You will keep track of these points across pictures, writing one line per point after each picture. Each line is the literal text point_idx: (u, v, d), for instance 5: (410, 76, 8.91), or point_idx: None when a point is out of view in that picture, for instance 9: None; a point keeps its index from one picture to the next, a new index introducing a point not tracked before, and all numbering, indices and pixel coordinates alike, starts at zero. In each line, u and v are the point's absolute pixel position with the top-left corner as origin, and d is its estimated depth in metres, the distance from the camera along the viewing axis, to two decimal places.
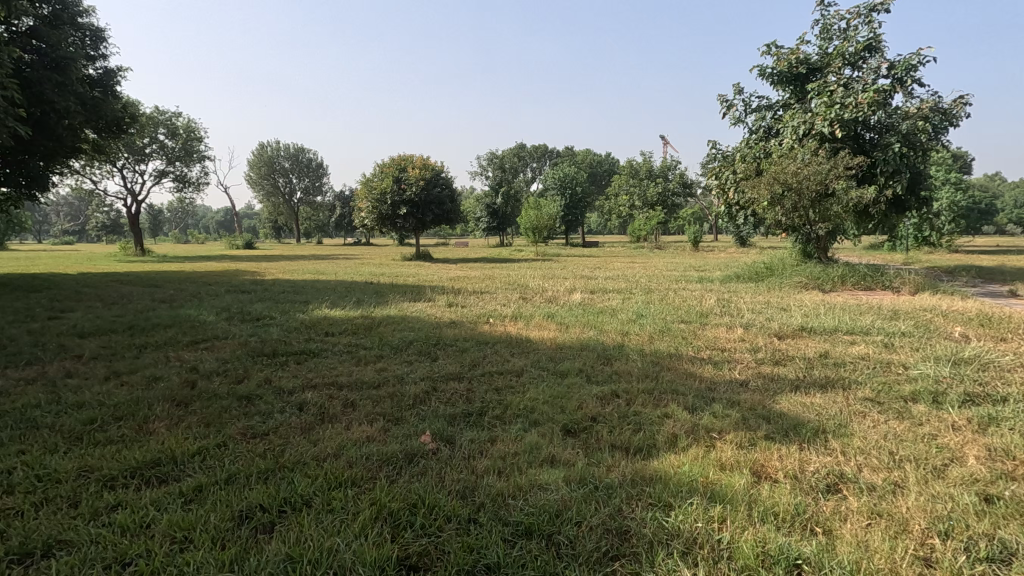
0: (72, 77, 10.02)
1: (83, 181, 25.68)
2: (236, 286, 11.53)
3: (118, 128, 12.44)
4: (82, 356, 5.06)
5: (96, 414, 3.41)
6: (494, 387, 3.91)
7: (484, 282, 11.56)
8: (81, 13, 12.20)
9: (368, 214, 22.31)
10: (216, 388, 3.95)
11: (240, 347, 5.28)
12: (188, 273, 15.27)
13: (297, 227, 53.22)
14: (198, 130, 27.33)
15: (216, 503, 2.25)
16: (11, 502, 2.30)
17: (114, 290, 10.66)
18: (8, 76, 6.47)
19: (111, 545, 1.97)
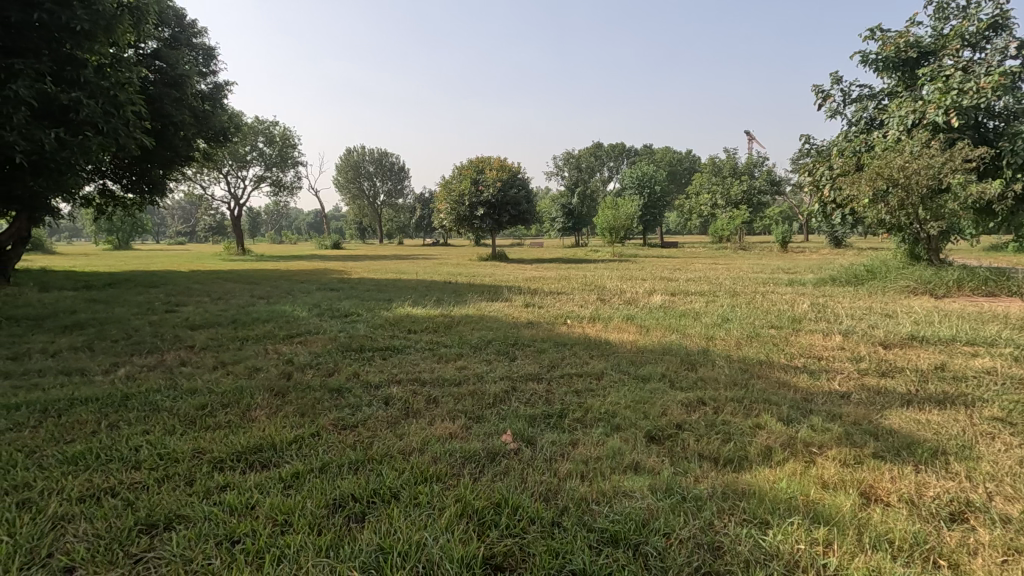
0: (186, 92, 11.04)
1: (195, 188, 28.32)
2: (326, 284, 12.25)
3: (224, 138, 13.57)
4: (194, 347, 5.55)
5: (207, 400, 3.72)
6: (573, 389, 3.86)
7: (561, 283, 11.52)
8: (196, 35, 13.48)
9: (447, 215, 22.92)
10: (310, 380, 4.20)
11: (330, 342, 5.58)
12: (283, 272, 16.38)
13: (380, 228, 55.65)
14: (293, 138, 29.30)
15: (313, 490, 2.38)
16: (139, 476, 2.55)
17: (221, 286, 11.63)
18: (136, 94, 7.21)
19: (221, 523, 2.13)
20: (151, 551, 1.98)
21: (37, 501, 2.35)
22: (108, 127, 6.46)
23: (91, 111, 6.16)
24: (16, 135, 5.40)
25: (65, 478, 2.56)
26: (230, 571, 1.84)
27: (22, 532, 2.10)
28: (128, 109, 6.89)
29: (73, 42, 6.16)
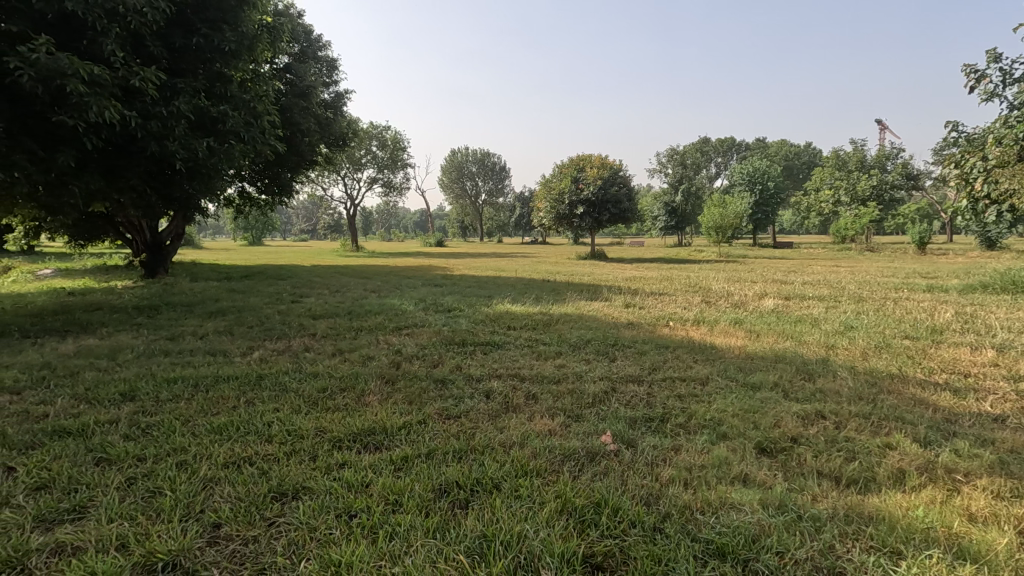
0: (312, 101, 12.05)
1: (317, 189, 30.93)
2: (430, 279, 12.80)
3: (343, 143, 14.65)
4: (315, 335, 6.07)
5: (327, 383, 4.06)
6: (676, 394, 3.73)
7: (663, 284, 11.15)
8: (321, 48, 14.67)
9: (547, 214, 23.10)
10: (417, 370, 4.44)
11: (435, 335, 5.83)
12: (392, 268, 17.38)
13: (480, 226, 57.24)
14: (403, 141, 30.97)
15: (420, 474, 2.51)
16: (271, 449, 2.85)
17: (338, 280, 12.60)
18: (271, 104, 7.99)
19: (340, 497, 2.32)
20: (282, 516, 2.21)
21: (191, 463, 2.71)
22: (248, 135, 7.24)
23: (235, 121, 6.93)
24: (177, 145, 6.20)
25: (212, 445, 2.92)
26: (349, 541, 1.99)
27: (180, 488, 2.43)
28: (264, 118, 7.65)
29: (222, 61, 6.97)
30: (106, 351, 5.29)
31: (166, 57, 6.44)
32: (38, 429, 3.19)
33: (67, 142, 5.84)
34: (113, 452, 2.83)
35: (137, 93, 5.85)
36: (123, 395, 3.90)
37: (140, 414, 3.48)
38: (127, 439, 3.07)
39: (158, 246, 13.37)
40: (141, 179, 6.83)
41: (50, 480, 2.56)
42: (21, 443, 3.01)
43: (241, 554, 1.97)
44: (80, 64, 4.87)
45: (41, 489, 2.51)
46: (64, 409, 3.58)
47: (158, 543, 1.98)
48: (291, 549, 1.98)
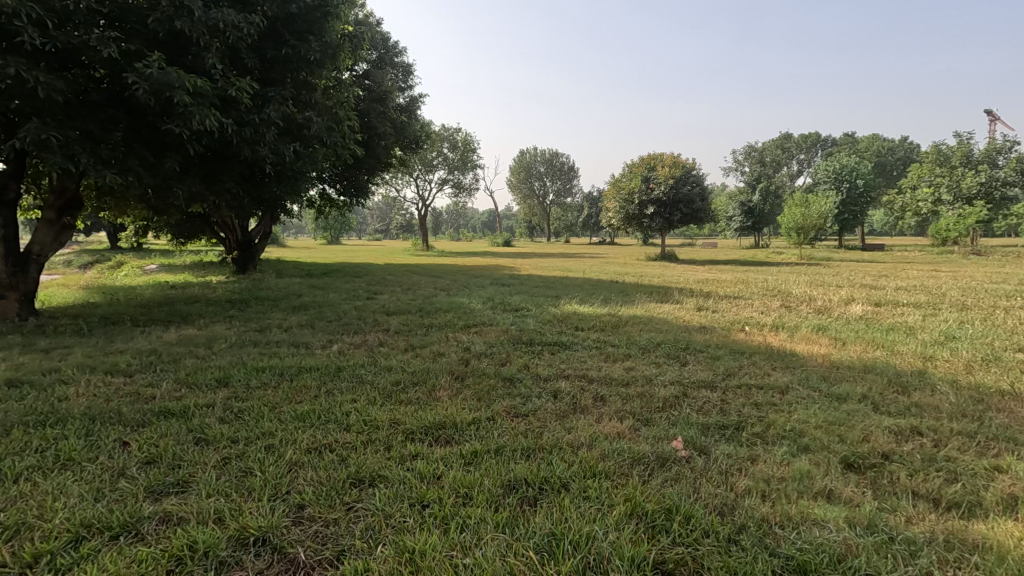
0: (388, 106, 12.51)
1: (391, 190, 32.10)
2: (497, 279, 12.98)
3: (416, 145, 15.11)
4: (389, 330, 6.31)
5: (400, 377, 4.21)
6: (753, 402, 3.57)
7: (738, 287, 10.71)
8: (397, 54, 15.20)
9: (616, 214, 22.82)
10: (486, 367, 4.52)
11: (502, 334, 5.90)
12: (461, 267, 17.73)
13: (548, 227, 57.21)
14: (473, 143, 31.50)
15: (489, 470, 2.56)
16: (349, 437, 3.00)
17: (409, 278, 13.00)
18: (351, 110, 8.38)
19: (413, 488, 2.40)
20: (360, 502, 2.32)
21: (278, 447, 2.90)
22: (329, 140, 7.63)
23: (319, 126, 7.32)
24: (267, 150, 6.64)
25: (297, 431, 3.12)
26: (422, 530, 2.07)
27: (269, 470, 2.60)
28: (345, 123, 8.03)
29: (308, 69, 7.38)
30: (203, 340, 5.76)
31: (259, 68, 6.89)
32: (148, 409, 3.53)
33: (172, 148, 6.40)
34: (210, 433, 3.08)
35: (233, 102, 6.30)
36: (218, 381, 4.24)
37: (234, 399, 3.77)
38: (222, 422, 3.33)
39: (248, 244, 14.37)
40: (235, 182, 7.37)
41: (159, 455, 2.83)
42: (134, 421, 3.34)
43: (323, 535, 2.08)
44: (186, 77, 5.32)
45: (151, 463, 2.77)
46: (169, 392, 3.94)
47: (250, 520, 2.14)
48: (368, 533, 2.08)
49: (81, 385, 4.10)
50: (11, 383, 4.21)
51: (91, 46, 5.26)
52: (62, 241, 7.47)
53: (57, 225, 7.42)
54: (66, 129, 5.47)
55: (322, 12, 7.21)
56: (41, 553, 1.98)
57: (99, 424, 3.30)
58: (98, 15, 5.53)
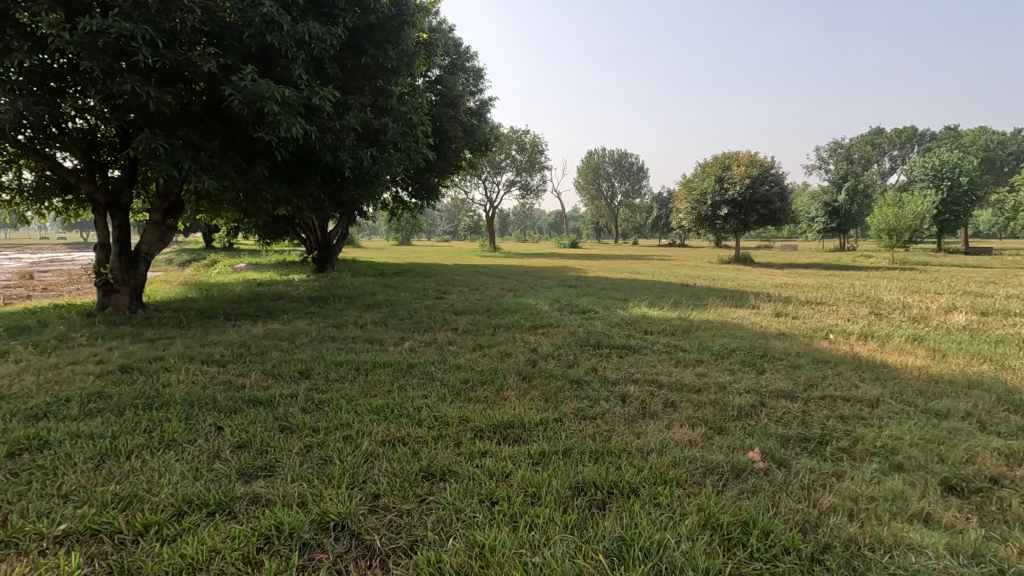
0: (459, 109, 12.78)
1: (460, 192, 32.81)
2: (564, 280, 12.94)
3: (485, 148, 15.35)
4: (458, 329, 6.44)
5: (469, 376, 4.30)
6: (838, 415, 3.35)
7: (821, 292, 10.09)
8: (469, 59, 15.49)
9: (687, 216, 22.30)
10: (553, 368, 4.52)
11: (570, 336, 5.89)
12: (527, 268, 17.80)
13: (615, 228, 56.32)
14: (541, 144, 31.56)
15: (557, 471, 2.55)
16: (421, 432, 3.10)
17: (477, 278, 13.21)
18: (424, 114, 8.63)
19: (482, 485, 2.44)
20: (431, 495, 2.39)
21: (355, 438, 3.04)
22: (404, 144, 7.90)
23: (394, 131, 7.61)
24: (346, 155, 6.97)
25: (372, 423, 3.25)
26: (491, 526, 2.10)
27: (347, 459, 2.74)
28: (418, 127, 8.29)
29: (385, 77, 7.69)
30: (287, 334, 6.14)
31: (340, 77, 7.26)
32: (239, 397, 3.81)
33: (262, 155, 6.87)
34: (294, 422, 3.27)
35: (316, 110, 6.66)
36: (301, 372, 4.51)
37: (315, 390, 4.00)
38: (304, 411, 3.53)
39: (327, 245, 15.15)
40: (317, 186, 7.80)
41: (248, 440, 3.04)
42: (227, 408, 3.61)
43: (397, 524, 2.16)
44: (275, 88, 5.68)
45: (242, 447, 2.99)
46: (257, 381, 4.24)
47: (330, 506, 2.26)
48: (439, 526, 2.14)
49: (182, 373, 4.49)
50: (124, 368, 4.67)
51: (194, 62, 5.74)
52: (166, 241, 8.15)
53: (162, 226, 8.11)
54: (172, 139, 5.99)
55: (399, 21, 7.48)
56: (149, 524, 2.18)
57: (198, 409, 3.59)
58: (200, 33, 6.03)
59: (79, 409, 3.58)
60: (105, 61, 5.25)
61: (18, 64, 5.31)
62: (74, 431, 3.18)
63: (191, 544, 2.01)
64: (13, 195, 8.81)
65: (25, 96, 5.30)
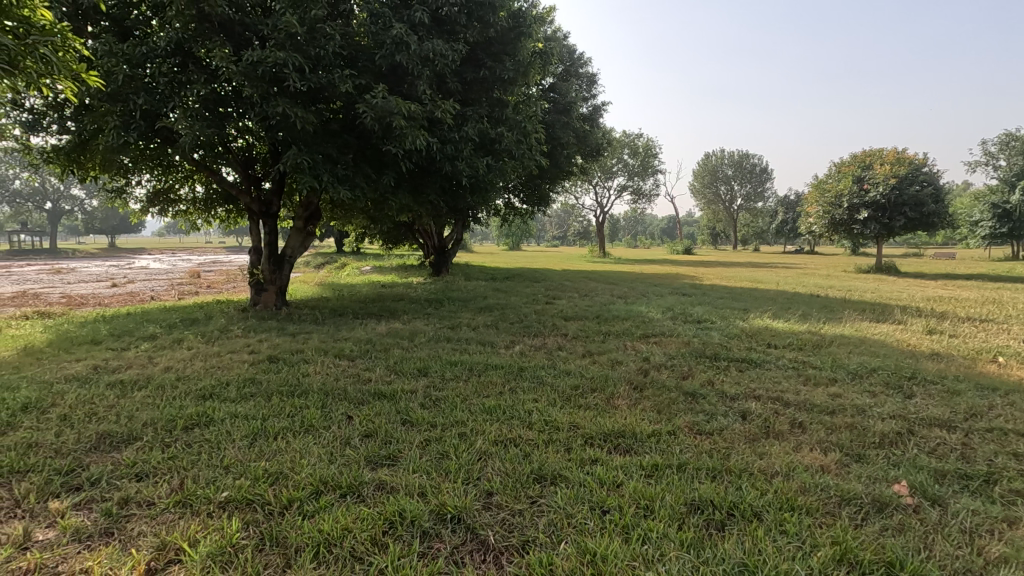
0: (572, 115, 12.83)
1: (570, 198, 32.89)
2: (678, 288, 12.44)
3: (597, 153, 15.23)
4: (567, 335, 6.46)
5: (580, 382, 4.29)
6: (1009, 451, 2.88)
7: (987, 308, 8.72)
8: (583, 65, 15.50)
9: (818, 220, 20.43)
10: (666, 379, 4.37)
11: (684, 346, 5.65)
12: (639, 275, 17.34)
13: (734, 234, 53.06)
14: (655, 147, 30.69)
15: (671, 485, 2.47)
16: (532, 435, 3.15)
17: (587, 284, 13.14)
18: (538, 122, 8.76)
19: (593, 493, 2.43)
20: (543, 498, 2.42)
21: (470, 436, 3.17)
22: (518, 152, 8.09)
23: (509, 140, 7.82)
24: (464, 164, 7.29)
25: (484, 423, 3.37)
26: (603, 535, 2.08)
27: (462, 456, 2.86)
28: (532, 135, 8.44)
29: (501, 87, 7.94)
30: (407, 333, 6.55)
31: (460, 90, 7.62)
32: (366, 389, 4.13)
33: (389, 165, 7.40)
34: (414, 416, 3.49)
35: (438, 123, 7.05)
36: (420, 369, 4.79)
37: (433, 387, 4.22)
38: (423, 407, 3.75)
39: (442, 249, 15.92)
40: (437, 194, 8.22)
41: (374, 430, 3.29)
42: (356, 399, 3.93)
43: (510, 523, 2.22)
44: (402, 104, 6.11)
45: (368, 437, 3.24)
46: (382, 376, 4.57)
47: (447, 498, 2.37)
48: (550, 529, 2.16)
49: (318, 364, 4.97)
50: (271, 358, 5.28)
51: (334, 84, 6.35)
52: (307, 245, 9.02)
53: (304, 232, 9.00)
54: (314, 153, 6.66)
55: (515, 33, 7.70)
56: (292, 499, 2.44)
57: (331, 398, 3.95)
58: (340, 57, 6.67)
59: (236, 392, 4.10)
60: (262, 87, 5.98)
61: (196, 94, 6.23)
62: (232, 412, 3.65)
63: (328, 520, 2.22)
64: (188, 205, 10.30)
65: (201, 121, 6.19)
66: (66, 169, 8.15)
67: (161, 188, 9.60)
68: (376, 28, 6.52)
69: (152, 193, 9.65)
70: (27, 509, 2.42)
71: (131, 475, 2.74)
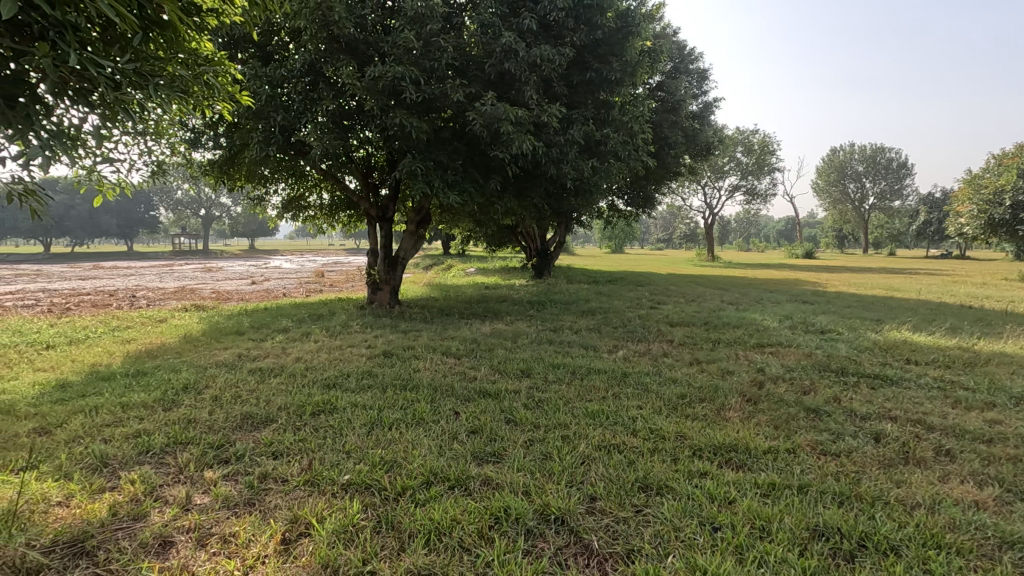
0: (681, 114, 12.36)
1: (676, 199, 31.73)
2: (798, 295, 11.52)
3: (708, 152, 14.54)
4: (673, 342, 6.22)
5: (687, 391, 4.12)
6: None
7: None
8: (693, 61, 14.86)
9: (972, 220, 17.90)
10: (783, 393, 4.06)
11: (805, 358, 5.23)
12: (752, 280, 16.28)
13: (864, 236, 48.06)
14: (772, 144, 28.66)
15: (791, 507, 2.30)
16: (636, 442, 3.08)
17: (694, 289, 12.57)
18: (645, 122, 8.53)
19: (703, 508, 2.32)
20: (648, 508, 2.36)
21: (573, 439, 3.17)
22: (624, 153, 7.94)
23: (615, 141, 7.71)
24: (569, 167, 7.30)
25: (588, 427, 3.35)
26: (714, 553, 1.99)
27: (566, 458, 2.87)
28: (639, 136, 8.24)
29: (608, 88, 7.83)
30: (510, 334, 6.68)
31: (567, 93, 7.64)
32: (472, 387, 4.28)
33: (495, 170, 7.60)
34: (518, 416, 3.55)
35: (543, 127, 7.12)
36: (523, 370, 4.88)
37: (536, 389, 4.27)
38: (527, 407, 3.81)
39: (545, 252, 16.05)
40: (541, 197, 8.30)
41: (480, 427, 3.40)
42: (462, 396, 4.09)
43: (614, 530, 2.19)
44: (510, 110, 6.25)
45: (475, 433, 3.35)
46: (487, 375, 4.71)
47: (551, 499, 2.40)
48: (656, 540, 2.10)
49: (428, 361, 5.23)
50: (385, 353, 5.64)
51: (446, 94, 6.65)
52: (418, 247, 9.53)
53: (415, 235, 9.51)
54: (426, 159, 7.02)
55: (624, 33, 7.55)
56: (405, 487, 2.60)
57: (439, 394, 4.14)
58: (452, 68, 6.97)
59: (355, 383, 4.44)
60: (382, 100, 6.42)
61: (325, 109, 6.82)
62: (353, 401, 3.95)
63: (438, 510, 2.33)
64: (315, 211, 11.30)
65: (329, 134, 6.77)
66: (218, 180, 9.29)
67: (294, 196, 10.63)
68: (486, 38, 6.74)
69: (287, 201, 10.71)
70: (188, 475, 2.79)
71: (269, 454, 3.07)
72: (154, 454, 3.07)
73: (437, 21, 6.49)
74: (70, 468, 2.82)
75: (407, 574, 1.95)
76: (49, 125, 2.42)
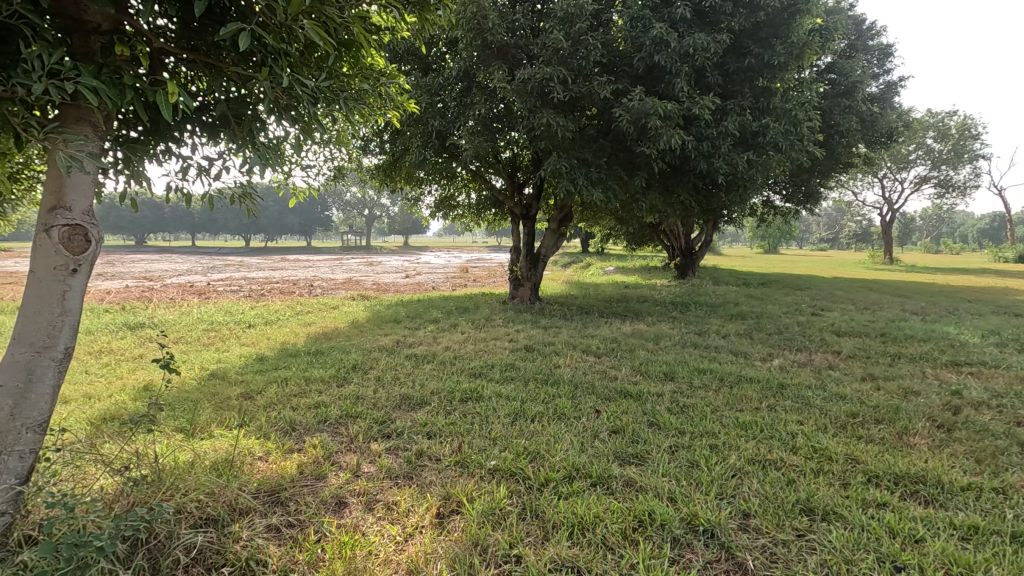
0: (857, 98, 10.97)
1: (846, 194, 28.26)
2: (1009, 307, 9.59)
3: (889, 139, 12.72)
4: (840, 353, 5.56)
5: (859, 409, 3.65)
6: None
7: None
8: (874, 36, 13.08)
9: None
10: (988, 422, 3.43)
11: (1018, 382, 4.35)
12: (944, 287, 13.91)
13: None
14: (976, 126, 24.16)
15: (1001, 558, 1.94)
16: (797, 460, 2.81)
17: (867, 295, 11.08)
18: (812, 108, 7.70)
19: (883, 543, 2.05)
20: (813, 533, 2.14)
21: (722, 449, 2.99)
22: (786, 143, 7.26)
23: (776, 131, 7.08)
24: (722, 160, 6.86)
25: (739, 438, 3.13)
26: None
27: (715, 468, 2.72)
28: (804, 124, 7.47)
29: (769, 74, 7.21)
30: (652, 335, 6.49)
31: (721, 83, 7.18)
32: (613, 387, 4.24)
33: (641, 166, 7.41)
34: (661, 420, 3.44)
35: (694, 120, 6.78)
36: (666, 373, 4.70)
37: (681, 393, 4.10)
38: (670, 412, 3.67)
39: (690, 251, 15.28)
40: (688, 193, 7.91)
41: (622, 427, 3.36)
42: (603, 395, 4.06)
43: (772, 552, 2.03)
44: (660, 103, 6.04)
45: (616, 432, 3.32)
46: (628, 375, 4.63)
47: (700, 510, 2.29)
48: (823, 571, 1.91)
49: (568, 358, 5.28)
50: (526, 347, 5.81)
51: (593, 91, 6.64)
52: (560, 245, 9.64)
53: (557, 232, 9.63)
54: (571, 158, 7.06)
55: (790, 12, 6.89)
56: (549, 479, 2.66)
57: (580, 391, 4.16)
58: (599, 65, 6.93)
59: (499, 375, 4.64)
60: (530, 101, 6.60)
61: (477, 113, 7.19)
62: (497, 391, 4.14)
63: (581, 505, 2.35)
64: (464, 210, 11.97)
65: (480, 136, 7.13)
66: (382, 183, 10.29)
67: (445, 196, 11.39)
68: (636, 31, 6.59)
69: (439, 200, 11.51)
70: (358, 446, 3.14)
71: (424, 433, 3.33)
72: (331, 423, 3.51)
73: (586, 18, 6.49)
74: (268, 429, 3.33)
75: (552, 563, 2.00)
76: (263, 138, 2.85)
